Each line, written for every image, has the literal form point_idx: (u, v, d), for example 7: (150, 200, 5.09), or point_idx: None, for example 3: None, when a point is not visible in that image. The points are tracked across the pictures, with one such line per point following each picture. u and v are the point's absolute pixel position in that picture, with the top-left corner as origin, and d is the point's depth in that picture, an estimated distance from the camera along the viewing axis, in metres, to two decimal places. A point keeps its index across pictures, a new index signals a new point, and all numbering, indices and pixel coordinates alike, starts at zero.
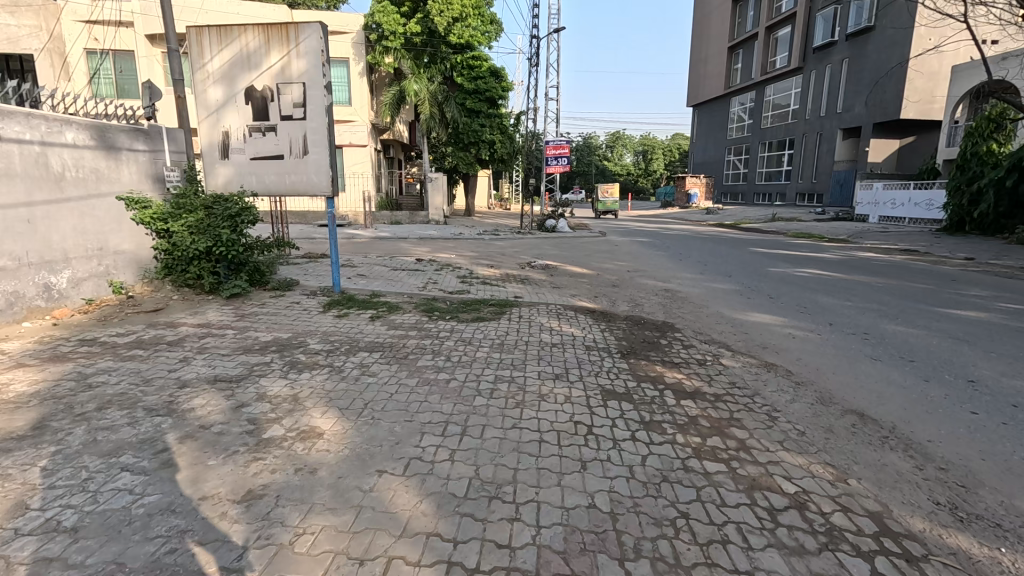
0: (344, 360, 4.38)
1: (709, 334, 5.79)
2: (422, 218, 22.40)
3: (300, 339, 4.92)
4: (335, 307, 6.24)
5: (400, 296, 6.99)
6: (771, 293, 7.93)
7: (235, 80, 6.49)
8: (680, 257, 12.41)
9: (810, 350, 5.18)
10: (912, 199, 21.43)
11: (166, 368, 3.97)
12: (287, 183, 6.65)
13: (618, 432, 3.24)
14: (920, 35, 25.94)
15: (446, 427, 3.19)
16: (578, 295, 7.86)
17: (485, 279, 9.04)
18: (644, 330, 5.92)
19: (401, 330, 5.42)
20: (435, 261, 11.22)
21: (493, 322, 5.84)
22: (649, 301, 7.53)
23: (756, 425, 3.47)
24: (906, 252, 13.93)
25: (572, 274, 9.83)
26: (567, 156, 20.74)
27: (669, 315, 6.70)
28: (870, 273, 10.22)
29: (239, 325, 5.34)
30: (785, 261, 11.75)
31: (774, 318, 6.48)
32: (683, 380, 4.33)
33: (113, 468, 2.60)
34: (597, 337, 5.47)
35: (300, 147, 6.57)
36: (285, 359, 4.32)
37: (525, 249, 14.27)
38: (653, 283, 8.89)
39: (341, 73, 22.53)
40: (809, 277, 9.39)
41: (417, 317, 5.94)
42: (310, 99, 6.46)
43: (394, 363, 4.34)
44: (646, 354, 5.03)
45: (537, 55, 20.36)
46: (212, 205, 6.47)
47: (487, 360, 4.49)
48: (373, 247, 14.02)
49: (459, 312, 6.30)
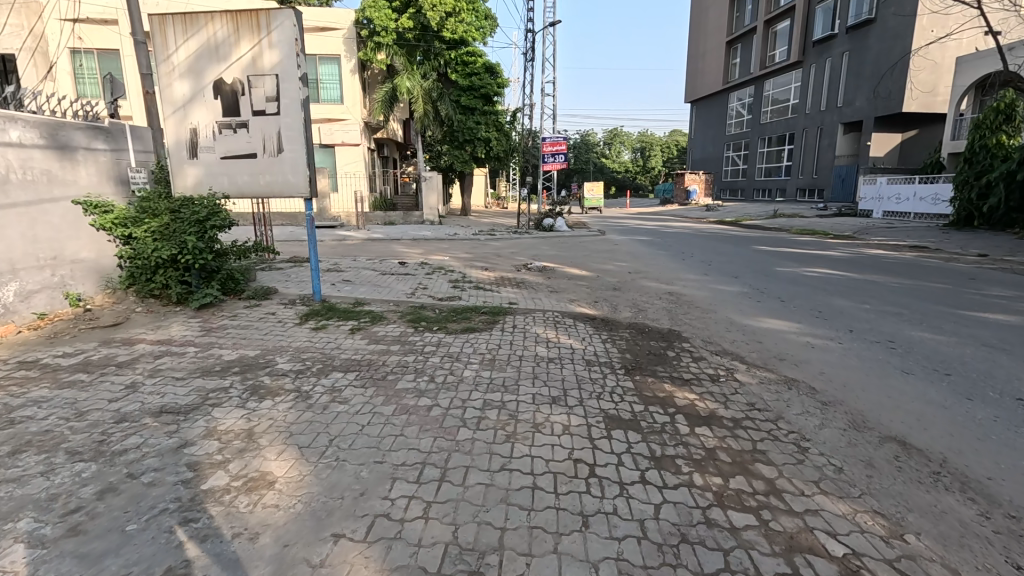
0: (314, 383, 3.89)
1: (720, 344, 5.30)
2: (416, 218, 21.87)
3: (268, 358, 4.42)
4: (312, 318, 5.75)
5: (386, 304, 6.51)
6: (781, 295, 7.47)
7: (202, 73, 5.99)
8: (682, 257, 11.93)
9: (832, 362, 4.70)
10: (917, 193, 20.95)
11: (106, 397, 3.49)
12: (261, 184, 6.17)
13: (625, 473, 2.76)
14: (922, 26, 25.47)
15: (421, 470, 2.70)
16: (576, 299, 7.39)
17: (479, 283, 8.54)
18: (649, 340, 5.44)
19: (384, 343, 4.96)
20: (426, 263, 10.76)
21: (484, 333, 5.38)
22: (653, 306, 7.04)
23: (785, 460, 2.98)
24: (916, 249, 13.47)
25: (570, 276, 9.35)
26: (565, 154, 20.21)
27: (675, 322, 6.21)
28: (881, 271, 9.76)
29: (203, 341, 4.84)
30: (791, 259, 11.29)
31: (788, 324, 6.00)
32: (694, 402, 3.84)
33: (5, 538, 2.12)
34: (598, 350, 5.00)
35: (274, 144, 6.07)
36: (247, 384, 3.83)
37: (521, 249, 13.78)
38: (656, 285, 8.43)
39: (332, 70, 22.01)
40: (820, 276, 8.91)
41: (402, 328, 5.47)
42: (284, 93, 5.97)
43: (371, 386, 3.86)
44: (653, 369, 4.54)
45: (533, 49, 19.90)
46: (178, 209, 5.94)
47: (475, 381, 4.00)
48: (365, 249, 13.54)
49: (447, 321, 5.83)
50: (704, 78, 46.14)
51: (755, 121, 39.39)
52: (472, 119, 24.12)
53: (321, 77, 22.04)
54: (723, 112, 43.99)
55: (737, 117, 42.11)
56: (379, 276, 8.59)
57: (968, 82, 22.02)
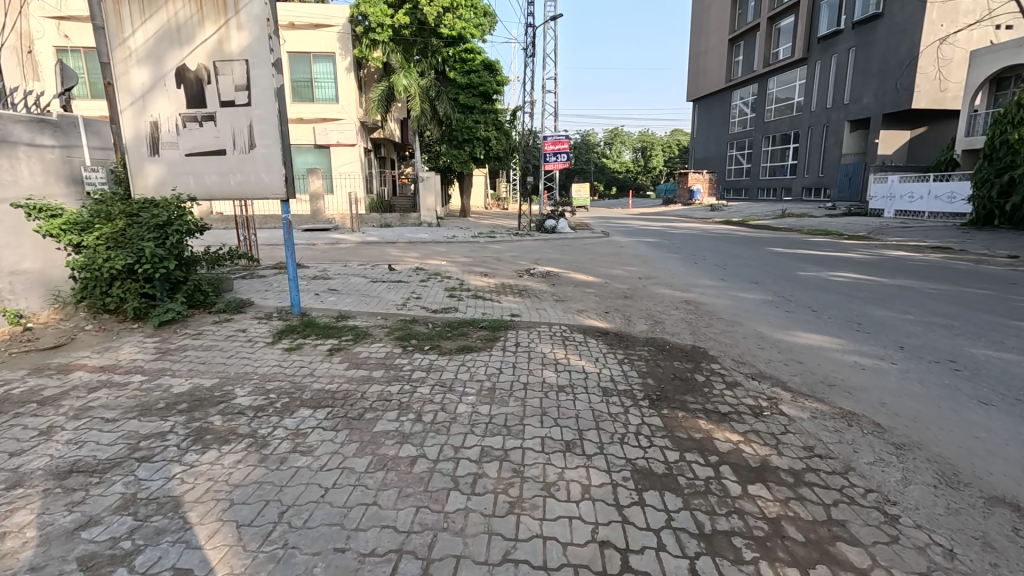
0: (274, 425, 3.19)
1: (754, 365, 4.62)
2: (413, 220, 21.15)
3: (226, 389, 3.72)
4: (287, 337, 5.05)
5: (373, 319, 5.81)
6: (812, 305, 6.78)
7: (163, 59, 5.30)
8: (694, 261, 11.20)
9: (894, 388, 4.00)
10: (931, 190, 20.21)
11: (7, 450, 2.79)
12: (231, 184, 5.48)
13: (670, 564, 2.08)
14: (931, 21, 24.71)
15: (397, 566, 2.01)
16: (585, 309, 6.69)
17: (477, 292, 7.84)
18: (672, 360, 4.74)
19: (368, 368, 4.26)
20: (422, 269, 10.05)
21: (482, 354, 4.67)
22: (671, 317, 6.33)
23: (874, 538, 2.29)
24: (939, 250, 12.76)
25: (575, 283, 8.65)
26: (567, 152, 19.57)
27: (699, 338, 5.49)
28: (912, 275, 9.04)
29: (154, 367, 4.13)
30: (810, 262, 10.60)
31: (828, 340, 5.28)
32: (740, 446, 3.14)
33: None
34: (616, 375, 4.30)
35: (245, 139, 5.38)
36: (190, 427, 3.11)
37: (522, 252, 13.09)
38: (670, 292, 7.74)
39: (327, 69, 21.23)
40: (848, 282, 8.23)
41: (388, 349, 4.77)
42: (256, 80, 5.28)
43: (345, 429, 3.16)
44: (681, 401, 3.85)
45: (533, 45, 19.20)
46: (136, 212, 5.20)
47: (471, 420, 3.29)
48: (357, 253, 12.82)
49: (440, 339, 5.13)
50: (706, 76, 45.44)
51: (759, 119, 38.73)
52: (470, 119, 23.48)
53: (315, 75, 21.27)
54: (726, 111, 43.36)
55: (740, 115, 41.47)
56: (368, 285, 7.89)
57: (982, 76, 21.37)
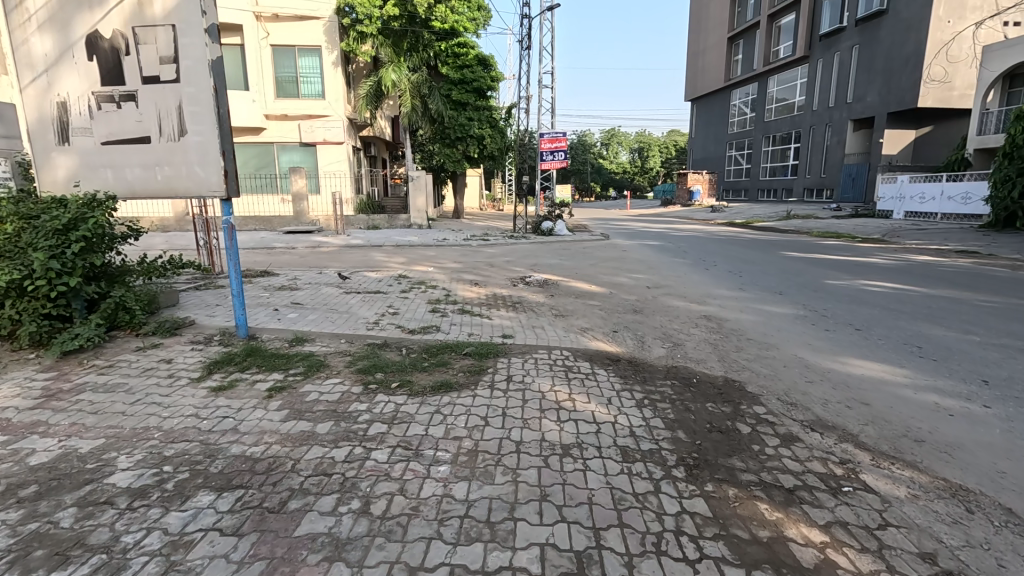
0: (150, 526, 2.18)
1: (809, 408, 3.65)
2: (403, 221, 20.12)
3: (104, 458, 2.70)
4: (222, 369, 4.05)
5: (337, 343, 4.84)
6: (853, 322, 5.82)
7: (71, 24, 4.28)
8: (705, 266, 10.29)
9: (1006, 448, 3.03)
10: (944, 191, 19.35)
11: None
12: (159, 180, 4.47)
13: None
14: (939, 17, 23.94)
15: None
16: (590, 327, 5.73)
17: (466, 305, 6.85)
18: (702, 402, 3.75)
19: (313, 420, 3.24)
20: (405, 277, 9.04)
21: (463, 395, 3.66)
22: (692, 338, 5.36)
23: None
24: (966, 255, 11.86)
25: (577, 293, 7.69)
26: (565, 151, 18.49)
27: (730, 367, 4.54)
28: (950, 283, 8.11)
29: (25, 421, 3.12)
30: (833, 268, 9.70)
31: (889, 370, 4.32)
32: (828, 555, 2.16)
33: None
34: (637, 426, 3.30)
35: (173, 124, 4.37)
36: (18, 534, 2.11)
37: (517, 257, 12.11)
38: (684, 305, 6.80)
39: (312, 63, 20.16)
40: (884, 293, 7.31)
41: (344, 388, 3.75)
42: (185, 50, 4.25)
43: (253, 533, 2.16)
44: (728, 466, 2.87)
45: (528, 38, 18.17)
46: (34, 215, 4.16)
47: (441, 512, 2.34)
48: (338, 258, 11.86)
49: (413, 371, 4.13)
50: (705, 75, 44.63)
51: (759, 119, 37.91)
52: (463, 116, 22.58)
53: (301, 70, 20.19)
54: (725, 111, 42.57)
55: (740, 115, 40.64)
56: (340, 297, 6.88)
57: (995, 72, 20.59)
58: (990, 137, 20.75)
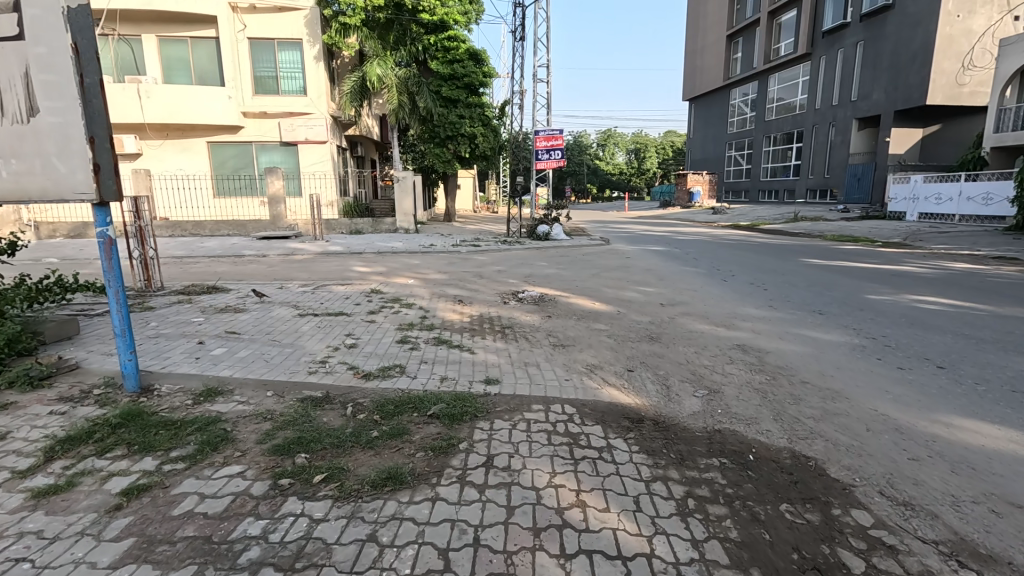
0: None
1: (937, 516, 2.43)
2: (388, 225, 18.83)
3: None
4: (73, 448, 2.81)
5: (260, 396, 3.61)
6: (930, 355, 4.62)
7: None
8: (722, 277, 9.12)
9: None
10: (962, 191, 18.24)
11: None
12: (4, 178, 3.20)
13: None
14: (948, 11, 22.86)
15: None
16: (599, 365, 4.51)
17: (445, 330, 5.61)
18: (773, 502, 2.54)
19: (162, 566, 1.99)
20: (379, 293, 7.78)
21: (417, 499, 2.42)
22: (731, 381, 4.15)
23: None
24: (1009, 262, 10.68)
25: (578, 313, 6.50)
26: (561, 149, 17.27)
27: (793, 429, 3.33)
28: (1013, 299, 6.92)
29: None
30: (869, 279, 8.49)
31: (1017, 439, 3.12)
32: None
33: None
34: (686, 565, 2.07)
35: (18, 96, 3.13)
36: None
37: (509, 266, 10.91)
38: (708, 329, 5.61)
39: (292, 58, 18.83)
40: (945, 313, 6.09)
41: (240, 488, 2.49)
42: None
43: None
44: None
45: (522, 28, 17.03)
46: None
47: None
48: (310, 268, 10.61)
49: (351, 450, 2.87)
50: (704, 74, 43.68)
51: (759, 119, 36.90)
52: (454, 113, 21.31)
53: (281, 66, 18.86)
54: (725, 110, 41.39)
55: (739, 114, 39.57)
56: (291, 323, 5.64)
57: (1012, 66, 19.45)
58: (1008, 135, 19.68)
